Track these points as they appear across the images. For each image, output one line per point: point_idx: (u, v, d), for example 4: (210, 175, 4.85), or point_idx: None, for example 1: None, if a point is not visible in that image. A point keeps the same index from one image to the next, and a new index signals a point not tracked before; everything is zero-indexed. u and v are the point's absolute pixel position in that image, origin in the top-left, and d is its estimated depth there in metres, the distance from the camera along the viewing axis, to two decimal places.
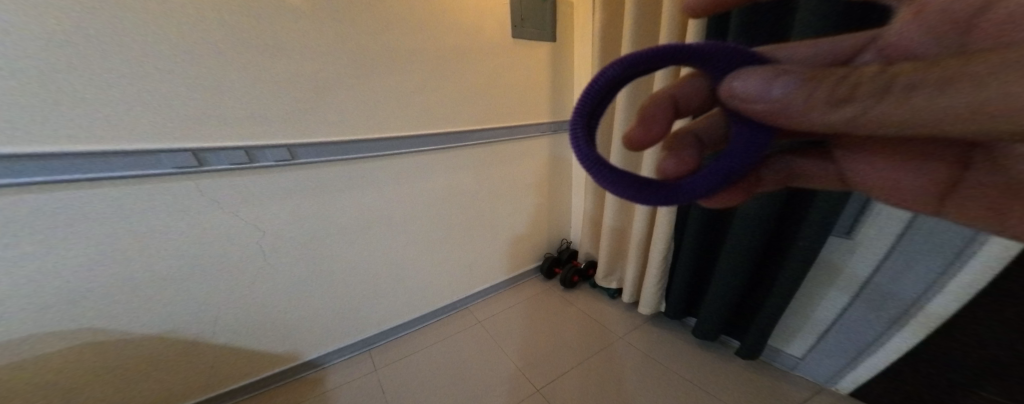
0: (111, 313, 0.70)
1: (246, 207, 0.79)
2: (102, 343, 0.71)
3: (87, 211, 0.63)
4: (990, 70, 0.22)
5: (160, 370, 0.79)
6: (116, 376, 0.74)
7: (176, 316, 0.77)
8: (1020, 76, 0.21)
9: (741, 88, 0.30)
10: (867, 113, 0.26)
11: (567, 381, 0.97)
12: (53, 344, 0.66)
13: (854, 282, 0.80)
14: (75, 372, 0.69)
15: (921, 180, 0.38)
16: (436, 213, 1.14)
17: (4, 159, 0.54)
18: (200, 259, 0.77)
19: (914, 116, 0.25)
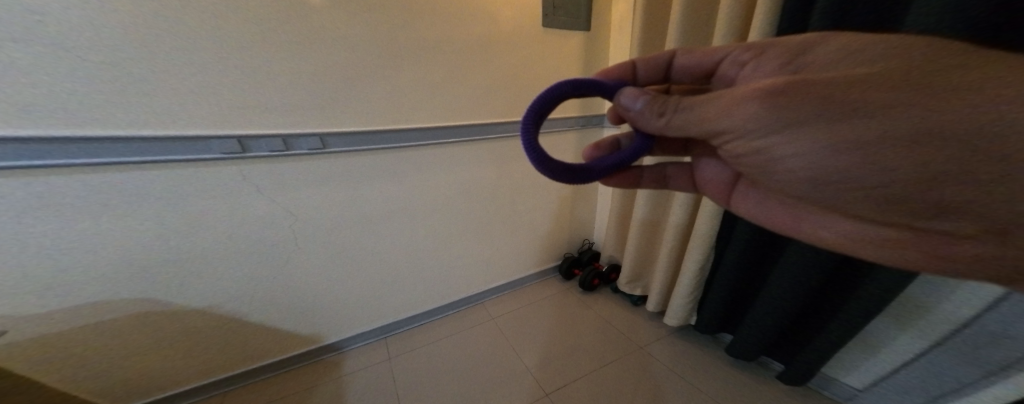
0: (166, 283, 0.79)
1: (280, 191, 0.84)
2: (159, 308, 0.80)
3: (147, 191, 0.70)
4: (718, 102, 0.40)
5: (205, 339, 0.87)
6: (169, 338, 0.83)
7: (218, 291, 0.85)
8: (716, 106, 0.40)
9: (624, 101, 0.47)
10: (671, 121, 0.43)
11: (579, 387, 0.94)
12: (121, 308, 0.76)
13: (946, 327, 0.67)
14: (138, 333, 0.79)
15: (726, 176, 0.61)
16: (456, 208, 1.13)
17: (82, 142, 0.62)
18: (239, 239, 0.83)
19: (692, 125, 0.42)
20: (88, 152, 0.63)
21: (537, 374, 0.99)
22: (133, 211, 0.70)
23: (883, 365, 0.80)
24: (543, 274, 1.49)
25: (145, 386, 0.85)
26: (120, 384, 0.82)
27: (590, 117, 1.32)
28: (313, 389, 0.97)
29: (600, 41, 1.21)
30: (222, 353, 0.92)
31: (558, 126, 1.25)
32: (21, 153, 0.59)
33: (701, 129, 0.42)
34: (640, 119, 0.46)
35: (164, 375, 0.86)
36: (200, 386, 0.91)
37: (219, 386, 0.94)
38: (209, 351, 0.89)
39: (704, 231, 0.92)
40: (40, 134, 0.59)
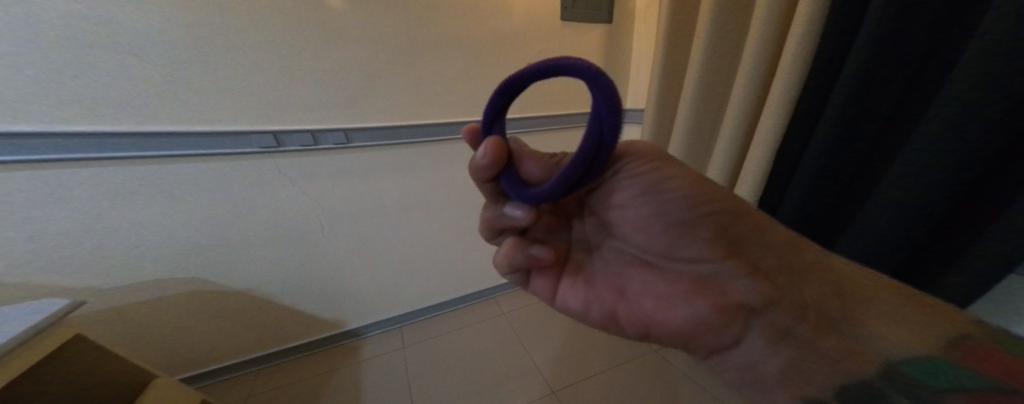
0: (211, 267, 0.86)
1: (310, 183, 0.89)
2: (198, 289, 0.87)
3: (193, 181, 0.77)
4: None
5: (241, 319, 0.96)
6: (209, 317, 0.91)
7: (255, 276, 0.93)
8: None
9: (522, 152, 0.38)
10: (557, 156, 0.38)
11: (588, 387, 0.93)
12: (173, 288, 0.85)
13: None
14: (186, 311, 0.88)
15: (574, 290, 0.47)
16: (472, 202, 1.15)
17: (146, 136, 0.70)
18: (270, 228, 0.89)
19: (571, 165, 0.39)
20: (150, 145, 0.71)
21: (547, 370, 0.99)
22: (180, 199, 0.78)
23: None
24: None
25: (192, 357, 0.94)
26: (170, 355, 0.91)
27: None
28: (335, 371, 1.04)
29: (623, 34, 1.16)
30: (258, 332, 1.00)
31: (576, 121, 1.23)
32: (96, 145, 0.67)
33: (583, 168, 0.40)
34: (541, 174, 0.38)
35: (204, 349, 0.95)
36: (241, 359, 1.01)
37: (255, 361, 1.03)
38: (247, 329, 0.98)
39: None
40: (118, 129, 0.68)
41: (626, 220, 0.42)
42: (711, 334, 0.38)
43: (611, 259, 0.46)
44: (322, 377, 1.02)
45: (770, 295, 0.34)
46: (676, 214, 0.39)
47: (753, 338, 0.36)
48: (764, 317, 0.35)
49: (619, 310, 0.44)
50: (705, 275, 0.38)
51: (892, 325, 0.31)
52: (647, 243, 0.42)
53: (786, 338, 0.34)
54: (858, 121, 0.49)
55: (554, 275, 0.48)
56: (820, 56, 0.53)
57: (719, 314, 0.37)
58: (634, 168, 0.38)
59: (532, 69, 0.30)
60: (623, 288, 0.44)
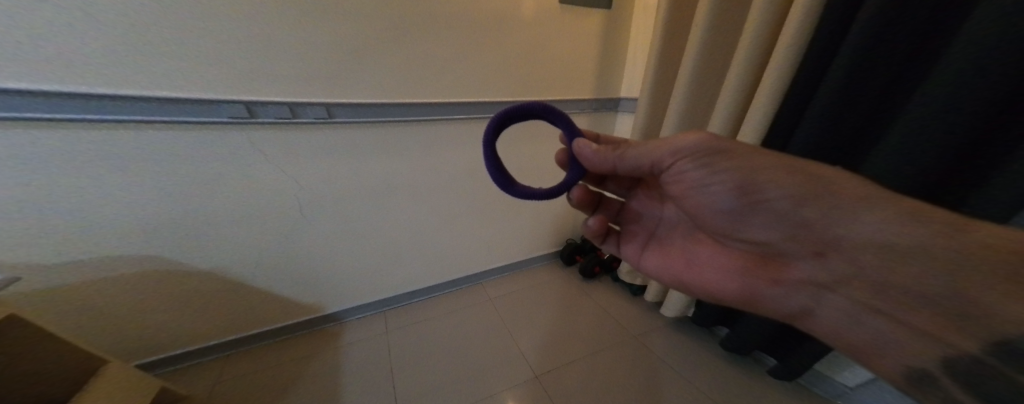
0: (177, 244, 0.80)
1: (287, 160, 0.83)
2: (165, 267, 0.82)
3: (147, 151, 0.70)
4: (653, 148, 0.50)
5: (208, 301, 0.90)
6: (177, 299, 0.86)
7: (225, 256, 0.87)
8: (650, 146, 0.51)
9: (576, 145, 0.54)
10: (623, 153, 0.51)
11: (571, 371, 0.95)
12: (132, 265, 0.78)
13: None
14: (150, 289, 0.82)
15: (654, 259, 0.65)
16: (462, 186, 1.11)
17: (89, 99, 0.62)
18: (241, 205, 0.83)
19: (636, 157, 0.51)
20: (92, 108, 0.62)
21: (530, 355, 1.01)
22: (135, 172, 0.70)
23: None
24: (545, 259, 1.49)
25: (157, 340, 0.89)
26: (128, 339, 0.86)
27: (604, 100, 1.25)
28: (314, 356, 1.01)
29: (622, 19, 1.13)
30: (229, 315, 0.95)
31: (570, 108, 1.20)
32: (26, 106, 0.59)
33: (648, 159, 0.51)
34: (595, 161, 0.52)
35: (168, 332, 0.90)
36: (209, 343, 0.96)
37: (227, 346, 0.99)
38: (216, 313, 0.93)
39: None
40: (54, 90, 0.59)
41: (693, 208, 0.53)
42: (775, 299, 0.50)
43: (684, 236, 0.61)
44: (300, 361, 0.99)
45: (836, 269, 0.43)
46: (731, 205, 0.49)
47: (823, 303, 0.46)
48: (839, 289, 0.43)
49: (688, 276, 0.59)
50: (766, 253, 0.50)
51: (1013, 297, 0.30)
52: (713, 229, 0.54)
53: (866, 307, 0.41)
54: (858, 88, 0.58)
55: (639, 245, 0.68)
56: (820, 36, 0.60)
57: (778, 283, 0.49)
58: (694, 166, 0.49)
59: (492, 119, 0.53)
60: (692, 261, 0.59)
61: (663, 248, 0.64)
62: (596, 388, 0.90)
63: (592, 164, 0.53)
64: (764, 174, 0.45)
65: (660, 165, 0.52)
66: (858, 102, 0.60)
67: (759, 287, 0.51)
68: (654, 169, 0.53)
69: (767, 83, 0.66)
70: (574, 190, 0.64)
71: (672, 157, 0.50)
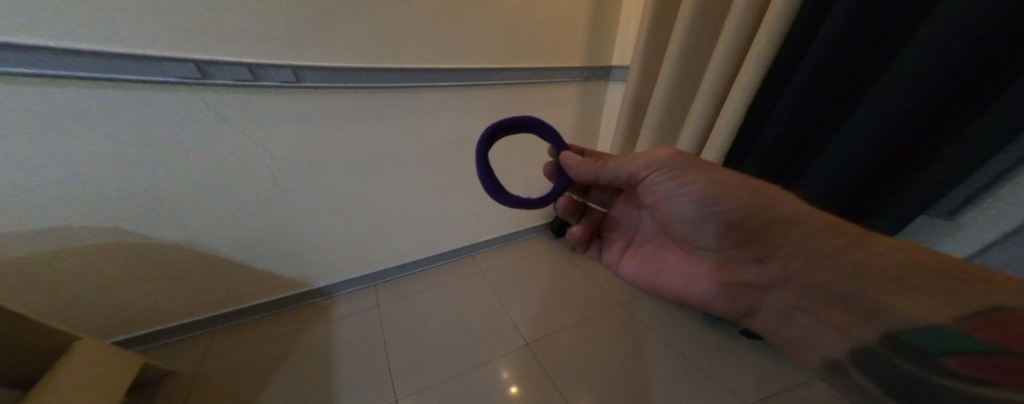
0: (138, 215, 0.76)
1: (254, 127, 0.77)
2: (129, 241, 0.78)
3: (88, 116, 0.63)
4: (628, 161, 0.53)
5: (181, 276, 0.87)
6: (149, 271, 0.83)
7: (196, 230, 0.83)
8: (625, 159, 0.53)
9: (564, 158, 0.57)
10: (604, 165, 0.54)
11: (560, 341, 0.97)
12: (90, 239, 0.73)
13: (993, 231, 0.49)
14: (117, 264, 0.79)
15: (631, 270, 0.64)
16: (448, 158, 1.07)
17: (9, 50, 0.54)
18: (209, 176, 0.78)
19: (613, 167, 0.54)
20: (19, 62, 0.55)
21: (520, 324, 1.03)
22: (75, 138, 0.64)
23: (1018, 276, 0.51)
24: (535, 231, 1.49)
25: (135, 315, 0.88)
26: (99, 316, 0.83)
27: (594, 69, 1.18)
28: (304, 330, 1.01)
29: None
30: (210, 291, 0.93)
31: (559, 76, 1.13)
32: None
33: (624, 170, 0.54)
34: (580, 171, 0.55)
35: (145, 307, 0.88)
36: (196, 319, 0.96)
37: (217, 321, 0.99)
38: (192, 287, 0.91)
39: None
40: None
41: (664, 216, 0.55)
42: (724, 302, 0.52)
43: (656, 245, 0.61)
44: (289, 337, 0.99)
45: (776, 275, 0.45)
46: (694, 215, 0.50)
47: (764, 305, 0.48)
48: (774, 292, 0.47)
49: (660, 283, 0.59)
50: (724, 261, 0.51)
51: (907, 296, 0.34)
52: (680, 237, 0.55)
53: (796, 308, 0.44)
54: (826, 79, 0.53)
55: (616, 253, 0.67)
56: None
57: (732, 289, 0.50)
58: (665, 178, 0.51)
59: (486, 129, 0.55)
60: (661, 269, 0.59)
61: (638, 257, 0.64)
62: (586, 353, 0.94)
63: (578, 175, 0.56)
64: (724, 186, 0.47)
65: (634, 176, 0.54)
66: (835, 79, 0.54)
67: (722, 294, 0.51)
68: (630, 180, 0.55)
69: (747, 73, 0.60)
70: (562, 201, 0.66)
71: (645, 169, 0.52)
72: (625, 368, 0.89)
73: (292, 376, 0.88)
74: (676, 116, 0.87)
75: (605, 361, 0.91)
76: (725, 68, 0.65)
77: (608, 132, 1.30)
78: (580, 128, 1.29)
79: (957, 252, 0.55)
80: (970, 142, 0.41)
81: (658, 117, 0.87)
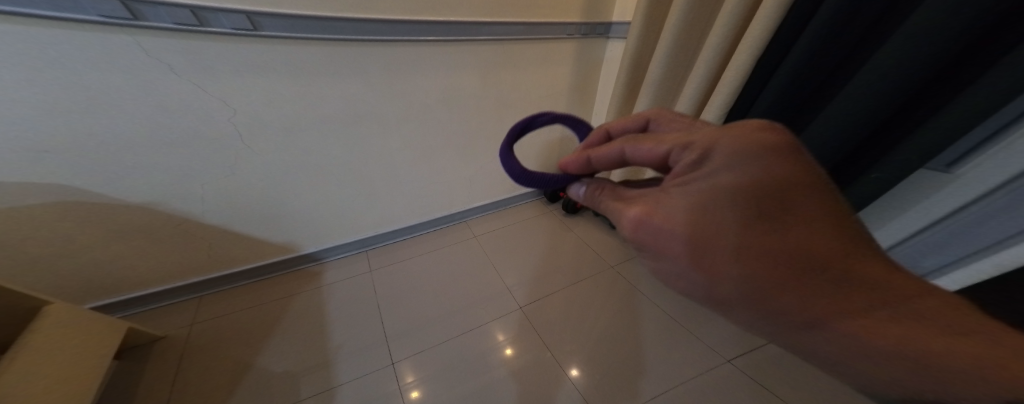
0: (85, 174, 0.70)
1: (207, 78, 0.70)
2: (87, 201, 0.73)
3: (6, 62, 0.56)
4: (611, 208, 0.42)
5: (153, 237, 0.85)
6: (114, 233, 0.80)
7: (160, 190, 0.79)
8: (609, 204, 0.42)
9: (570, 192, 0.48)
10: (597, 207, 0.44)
11: (553, 303, 1.00)
12: (36, 198, 0.68)
13: (980, 186, 0.46)
14: (77, 226, 0.75)
15: None
16: (434, 117, 1.02)
17: None
18: (168, 131, 0.72)
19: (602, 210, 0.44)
20: None
21: (513, 286, 1.06)
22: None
23: (973, 242, 0.51)
24: (531, 197, 1.48)
25: (112, 277, 0.87)
26: (69, 279, 0.82)
27: (593, 25, 1.08)
28: (294, 296, 1.01)
29: None
30: (191, 254, 0.92)
31: (556, 32, 1.04)
32: None
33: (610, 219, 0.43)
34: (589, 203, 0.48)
35: (116, 270, 0.86)
36: (182, 283, 0.96)
37: (207, 285, 1.00)
38: (166, 249, 0.89)
39: None
40: None
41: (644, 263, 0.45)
42: None
43: None
44: (280, 302, 0.99)
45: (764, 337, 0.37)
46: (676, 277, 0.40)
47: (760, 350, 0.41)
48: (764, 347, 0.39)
49: None
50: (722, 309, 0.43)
51: (878, 370, 0.30)
52: None
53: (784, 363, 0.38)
54: (828, 44, 0.51)
55: None
56: None
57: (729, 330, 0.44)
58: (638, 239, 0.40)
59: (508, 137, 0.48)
60: None
61: None
62: (576, 314, 0.96)
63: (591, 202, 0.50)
64: (713, 262, 0.35)
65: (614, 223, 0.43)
66: (833, 46, 0.51)
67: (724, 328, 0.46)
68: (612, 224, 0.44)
69: (761, 17, 0.54)
70: None
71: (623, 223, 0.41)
72: (615, 329, 0.92)
73: (283, 339, 0.89)
74: (679, 69, 0.82)
75: (593, 320, 0.94)
76: (741, 12, 0.59)
77: (606, 93, 1.24)
78: (574, 90, 1.23)
79: (925, 216, 0.55)
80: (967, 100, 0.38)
81: (661, 72, 0.81)
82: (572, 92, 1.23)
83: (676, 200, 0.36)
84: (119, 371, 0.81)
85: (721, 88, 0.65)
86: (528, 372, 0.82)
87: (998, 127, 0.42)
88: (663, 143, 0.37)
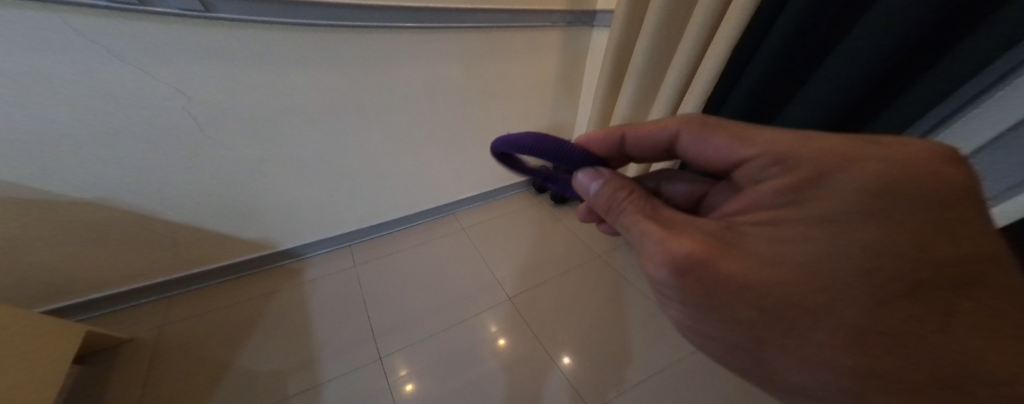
0: (24, 169, 0.64)
1: (155, 61, 0.64)
2: (28, 197, 0.67)
3: None
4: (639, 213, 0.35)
5: (112, 236, 0.80)
6: (68, 232, 0.75)
7: (115, 185, 0.74)
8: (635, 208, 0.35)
9: (578, 183, 0.39)
10: (615, 208, 0.36)
11: (543, 292, 1.01)
12: None
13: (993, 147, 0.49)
14: (22, 226, 0.70)
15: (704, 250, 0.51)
16: (417, 109, 0.99)
17: None
18: (118, 121, 0.67)
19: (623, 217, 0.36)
20: None
21: (502, 276, 1.06)
22: None
23: None
24: (519, 188, 1.47)
25: (67, 280, 0.82)
26: (22, 281, 0.77)
27: (579, 12, 1.06)
28: (274, 294, 0.98)
29: None
30: (156, 250, 0.87)
31: (540, 19, 1.01)
32: None
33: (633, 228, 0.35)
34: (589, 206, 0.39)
35: (75, 270, 0.81)
36: (152, 281, 0.92)
37: (177, 283, 0.95)
38: (129, 247, 0.84)
39: None
40: None
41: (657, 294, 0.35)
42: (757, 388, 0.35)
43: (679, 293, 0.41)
44: (259, 300, 0.96)
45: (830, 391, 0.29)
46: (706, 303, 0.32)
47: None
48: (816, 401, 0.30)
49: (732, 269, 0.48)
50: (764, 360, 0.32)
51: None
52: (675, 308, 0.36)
53: None
54: None
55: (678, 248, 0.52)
56: None
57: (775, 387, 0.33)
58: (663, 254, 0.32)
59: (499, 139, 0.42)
60: None
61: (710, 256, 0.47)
62: (567, 306, 0.97)
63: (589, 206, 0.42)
64: (800, 316, 0.29)
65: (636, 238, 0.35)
66: None
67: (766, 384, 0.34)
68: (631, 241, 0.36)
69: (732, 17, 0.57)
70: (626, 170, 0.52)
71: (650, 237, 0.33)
72: (603, 318, 0.93)
73: (263, 338, 0.86)
74: (662, 58, 0.82)
75: (580, 308, 0.96)
76: None
77: (592, 83, 1.23)
78: (561, 80, 1.21)
79: None
80: (953, 68, 0.39)
81: (643, 61, 0.81)
82: (558, 82, 1.22)
83: (756, 244, 0.31)
84: (84, 375, 0.77)
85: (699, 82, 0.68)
86: (520, 363, 0.83)
87: (997, 78, 0.41)
88: (753, 145, 0.33)
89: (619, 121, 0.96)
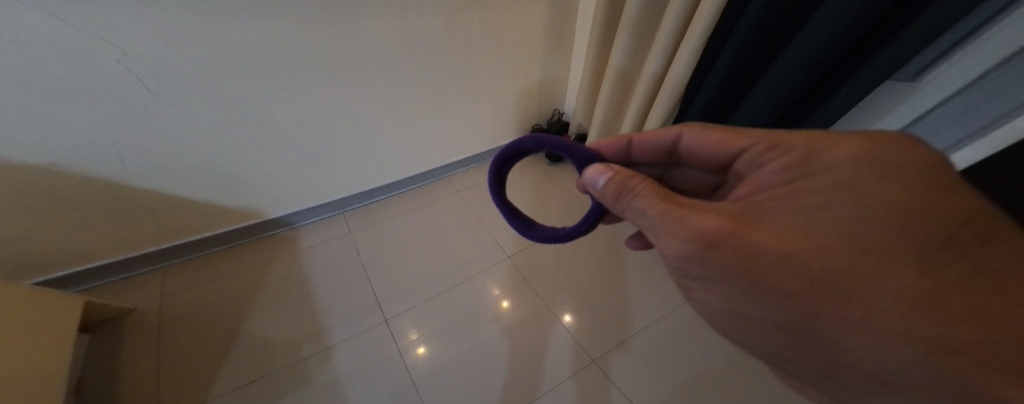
0: None
1: (65, 6, 0.54)
2: None
3: None
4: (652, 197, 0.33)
5: (83, 211, 0.76)
6: (34, 208, 0.71)
7: (73, 156, 0.68)
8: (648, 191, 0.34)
9: (586, 174, 0.39)
10: (628, 195, 0.35)
11: (543, 252, 1.03)
12: None
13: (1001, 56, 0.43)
14: None
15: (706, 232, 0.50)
16: (398, 64, 0.90)
17: None
18: (48, 82, 0.59)
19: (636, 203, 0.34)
20: None
21: (498, 237, 1.08)
22: None
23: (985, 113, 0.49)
24: None
25: (52, 255, 0.80)
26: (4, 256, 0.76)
27: None
28: (271, 262, 0.98)
29: None
30: (136, 222, 0.84)
31: None
32: None
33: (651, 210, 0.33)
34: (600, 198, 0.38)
35: (56, 245, 0.79)
36: (142, 252, 0.90)
37: (170, 254, 0.94)
38: (105, 221, 0.80)
39: (672, 83, 0.73)
40: None
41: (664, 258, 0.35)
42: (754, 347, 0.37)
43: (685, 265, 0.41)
44: (257, 268, 0.96)
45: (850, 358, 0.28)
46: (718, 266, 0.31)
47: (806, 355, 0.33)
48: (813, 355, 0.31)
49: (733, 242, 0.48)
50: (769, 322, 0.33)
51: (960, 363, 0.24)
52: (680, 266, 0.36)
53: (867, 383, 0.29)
54: None
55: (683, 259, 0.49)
56: None
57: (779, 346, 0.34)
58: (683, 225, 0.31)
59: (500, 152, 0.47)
60: None
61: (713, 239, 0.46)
62: (564, 267, 0.99)
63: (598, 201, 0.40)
64: (823, 284, 0.28)
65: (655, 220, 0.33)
66: None
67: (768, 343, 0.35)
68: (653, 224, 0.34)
69: None
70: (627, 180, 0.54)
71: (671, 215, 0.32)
72: (599, 276, 0.97)
73: (268, 304, 0.88)
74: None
75: (574, 265, 1.00)
76: None
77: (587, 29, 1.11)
78: (554, 27, 1.09)
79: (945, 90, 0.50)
80: None
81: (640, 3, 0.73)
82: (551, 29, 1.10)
83: (777, 218, 0.31)
84: (92, 343, 0.78)
85: (695, 26, 0.63)
86: (524, 322, 0.87)
87: None
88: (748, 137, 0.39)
89: (614, 73, 0.90)
